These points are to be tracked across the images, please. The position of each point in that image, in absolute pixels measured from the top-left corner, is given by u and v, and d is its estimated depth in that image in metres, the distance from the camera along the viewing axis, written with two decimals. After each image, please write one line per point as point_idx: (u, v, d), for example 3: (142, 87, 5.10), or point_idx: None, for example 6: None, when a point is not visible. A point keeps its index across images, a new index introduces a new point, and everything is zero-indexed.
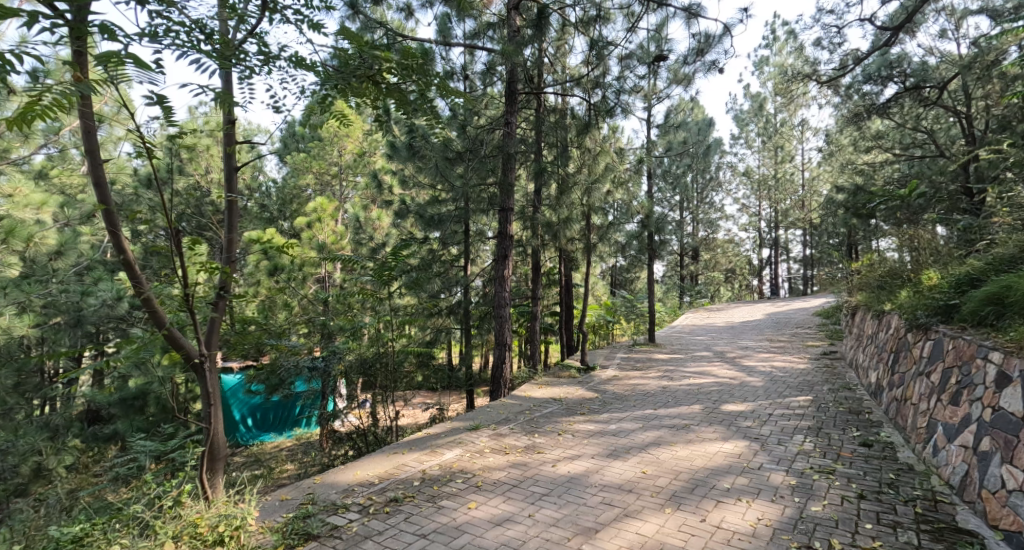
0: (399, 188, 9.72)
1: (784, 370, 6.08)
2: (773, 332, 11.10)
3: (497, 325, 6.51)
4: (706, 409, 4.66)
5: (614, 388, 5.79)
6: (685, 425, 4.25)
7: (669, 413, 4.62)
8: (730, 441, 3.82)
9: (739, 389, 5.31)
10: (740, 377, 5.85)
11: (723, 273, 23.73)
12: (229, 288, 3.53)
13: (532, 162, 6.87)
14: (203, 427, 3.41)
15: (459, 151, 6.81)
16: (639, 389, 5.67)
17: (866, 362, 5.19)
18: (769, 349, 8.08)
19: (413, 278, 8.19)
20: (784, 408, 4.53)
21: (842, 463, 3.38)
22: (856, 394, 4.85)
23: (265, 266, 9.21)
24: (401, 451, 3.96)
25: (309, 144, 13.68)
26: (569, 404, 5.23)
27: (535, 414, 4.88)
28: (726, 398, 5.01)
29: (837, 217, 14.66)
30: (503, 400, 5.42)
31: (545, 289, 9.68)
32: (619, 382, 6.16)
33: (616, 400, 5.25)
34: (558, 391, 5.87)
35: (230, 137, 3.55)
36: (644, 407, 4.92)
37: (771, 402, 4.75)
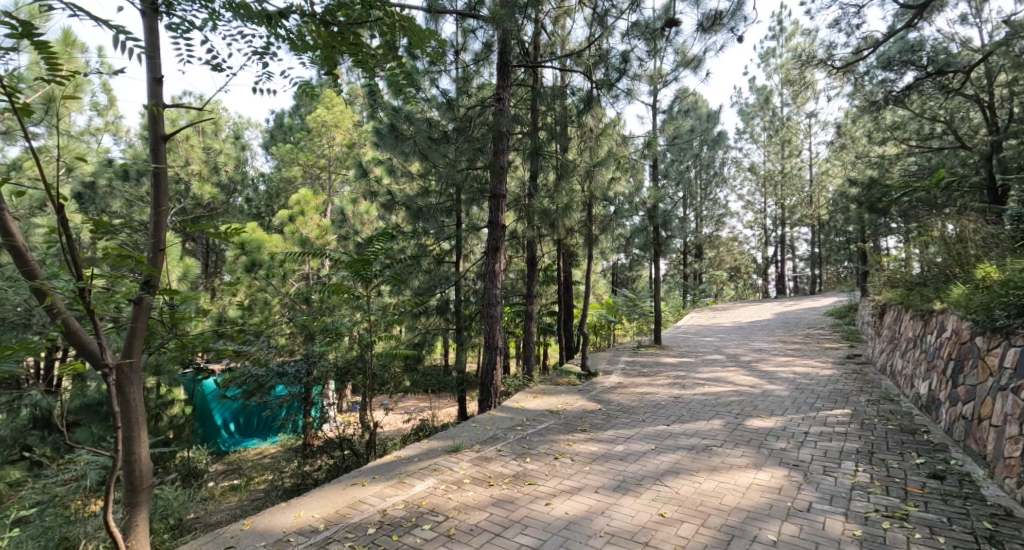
0: (387, 178, 9.12)
1: (807, 376, 5.46)
2: (785, 332, 10.47)
3: (487, 327, 5.91)
4: (728, 425, 4.04)
5: (618, 398, 5.17)
6: (703, 446, 3.63)
7: (682, 430, 4.00)
8: (765, 470, 3.21)
9: (760, 400, 4.69)
10: (761, 384, 5.23)
11: (726, 271, 23.13)
12: (156, 283, 2.93)
13: (528, 144, 6.24)
14: (123, 454, 2.85)
15: (446, 132, 6.17)
16: (647, 398, 5.06)
17: (909, 369, 4.59)
18: (786, 352, 7.43)
19: (399, 272, 7.58)
20: (820, 425, 3.93)
21: (915, 505, 2.78)
22: (901, 407, 4.26)
23: (242, 262, 8.58)
24: (362, 482, 3.35)
25: (297, 135, 13.09)
26: (568, 417, 4.61)
27: (528, 430, 4.26)
28: (747, 410, 4.39)
29: (848, 212, 14.05)
30: (493, 412, 4.81)
31: (543, 287, 9.05)
32: (624, 390, 5.54)
33: (621, 413, 4.63)
34: (555, 401, 5.25)
35: (156, 96, 2.93)
36: (654, 421, 4.30)
37: (802, 417, 4.13)
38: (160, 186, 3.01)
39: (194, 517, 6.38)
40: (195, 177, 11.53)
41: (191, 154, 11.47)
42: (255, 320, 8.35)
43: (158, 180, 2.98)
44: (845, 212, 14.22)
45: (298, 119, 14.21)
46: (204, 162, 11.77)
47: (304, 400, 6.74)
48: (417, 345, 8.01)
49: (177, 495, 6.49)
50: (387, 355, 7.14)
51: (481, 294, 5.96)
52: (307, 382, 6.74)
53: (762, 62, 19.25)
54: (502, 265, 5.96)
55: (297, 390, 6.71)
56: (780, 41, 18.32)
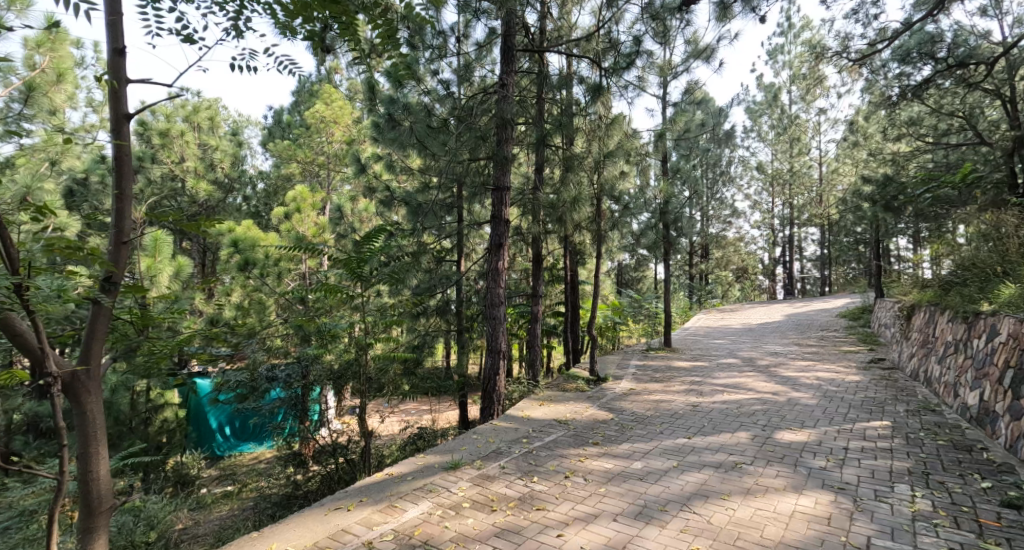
0: (386, 174, 8.82)
1: (833, 382, 5.12)
2: (798, 335, 10.10)
3: (489, 330, 5.58)
4: (754, 440, 3.71)
5: (632, 407, 4.82)
6: (731, 465, 3.33)
7: (704, 444, 3.69)
8: (806, 497, 2.89)
9: (787, 409, 4.36)
10: (784, 391, 4.89)
11: (733, 272, 22.71)
12: (118, 281, 2.63)
13: (534, 133, 5.87)
14: (79, 474, 2.55)
15: (446, 121, 5.83)
16: (662, 407, 4.73)
17: (954, 378, 4.28)
18: (804, 356, 7.07)
19: (397, 270, 7.28)
20: (860, 440, 3.65)
21: (994, 542, 2.48)
22: (948, 421, 3.95)
23: (235, 261, 8.26)
24: (347, 507, 3.03)
25: (295, 131, 12.81)
26: (578, 428, 4.28)
27: (534, 444, 3.93)
28: (774, 422, 4.06)
29: (861, 211, 13.69)
30: (497, 423, 4.50)
31: (548, 287, 8.71)
32: (636, 397, 5.21)
33: (636, 423, 4.31)
34: (563, 410, 4.92)
35: (117, 69, 2.61)
36: (673, 433, 3.98)
37: (838, 430, 3.84)
38: (123, 168, 2.69)
39: (181, 529, 6.06)
40: (190, 175, 11.27)
41: (187, 150, 11.25)
42: (249, 321, 8.07)
43: (122, 161, 2.67)
44: (857, 211, 13.83)
45: (297, 115, 13.95)
46: (199, 159, 11.52)
47: (303, 403, 6.36)
48: (417, 347, 7.71)
49: (163, 505, 6.17)
50: (386, 358, 6.81)
51: (484, 294, 5.63)
52: (307, 384, 6.37)
53: (770, 59, 18.97)
54: (506, 263, 5.64)
55: (297, 391, 6.34)
56: (788, 38, 18.02)
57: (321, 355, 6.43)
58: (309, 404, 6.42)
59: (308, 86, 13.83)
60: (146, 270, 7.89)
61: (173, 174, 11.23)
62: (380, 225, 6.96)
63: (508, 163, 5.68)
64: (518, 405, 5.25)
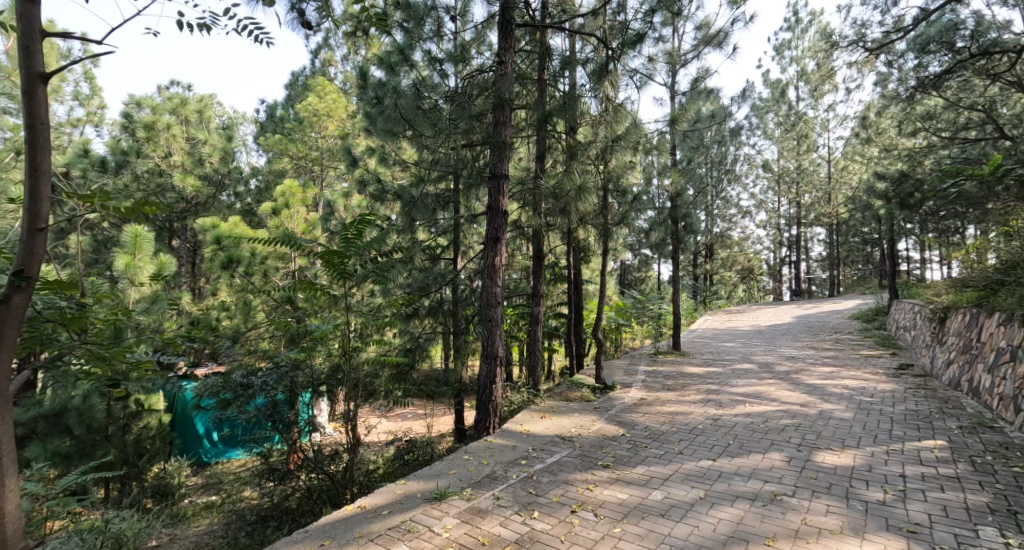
0: (378, 168, 8.41)
1: (863, 393, 4.76)
2: (811, 338, 9.64)
3: (485, 331, 5.14)
4: (791, 467, 3.44)
5: (645, 420, 4.49)
6: (769, 497, 3.08)
7: (731, 470, 3.42)
8: (868, 542, 2.63)
9: (822, 425, 4.09)
10: (814, 405, 4.56)
11: (737, 272, 22.21)
12: (28, 276, 2.55)
13: (534, 115, 5.40)
14: None
15: (435, 104, 5.39)
16: (678, 420, 4.40)
17: (1015, 392, 3.93)
18: (823, 360, 6.66)
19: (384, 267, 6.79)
20: (918, 465, 3.39)
21: None
22: (1013, 440, 3.64)
23: (217, 258, 7.85)
24: None
25: (288, 125, 12.39)
26: (585, 446, 3.98)
27: (534, 467, 3.63)
28: (807, 441, 3.81)
29: (873, 209, 13.23)
30: (492, 440, 4.21)
31: (551, 286, 8.20)
32: (648, 408, 4.85)
33: (651, 439, 4.01)
34: (567, 422, 4.59)
35: (28, 18, 2.49)
36: (694, 454, 3.70)
37: (888, 453, 3.59)
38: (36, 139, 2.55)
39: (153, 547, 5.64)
40: (177, 169, 10.84)
41: (174, 145, 10.85)
42: (235, 322, 7.68)
43: (34, 131, 2.54)
44: (870, 209, 13.36)
45: (290, 110, 13.53)
46: (186, 153, 11.10)
47: (287, 414, 5.70)
48: (409, 351, 7.13)
49: (135, 521, 5.76)
50: (375, 362, 6.31)
51: (480, 294, 5.19)
52: (292, 389, 5.75)
53: (776, 54, 18.54)
54: (504, 259, 5.21)
55: (278, 400, 5.65)
56: (795, 32, 17.58)
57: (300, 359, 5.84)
58: (293, 415, 5.75)
59: (301, 78, 13.40)
60: (125, 268, 7.51)
61: (158, 168, 10.81)
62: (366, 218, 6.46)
63: (506, 151, 5.26)
64: (517, 417, 4.89)
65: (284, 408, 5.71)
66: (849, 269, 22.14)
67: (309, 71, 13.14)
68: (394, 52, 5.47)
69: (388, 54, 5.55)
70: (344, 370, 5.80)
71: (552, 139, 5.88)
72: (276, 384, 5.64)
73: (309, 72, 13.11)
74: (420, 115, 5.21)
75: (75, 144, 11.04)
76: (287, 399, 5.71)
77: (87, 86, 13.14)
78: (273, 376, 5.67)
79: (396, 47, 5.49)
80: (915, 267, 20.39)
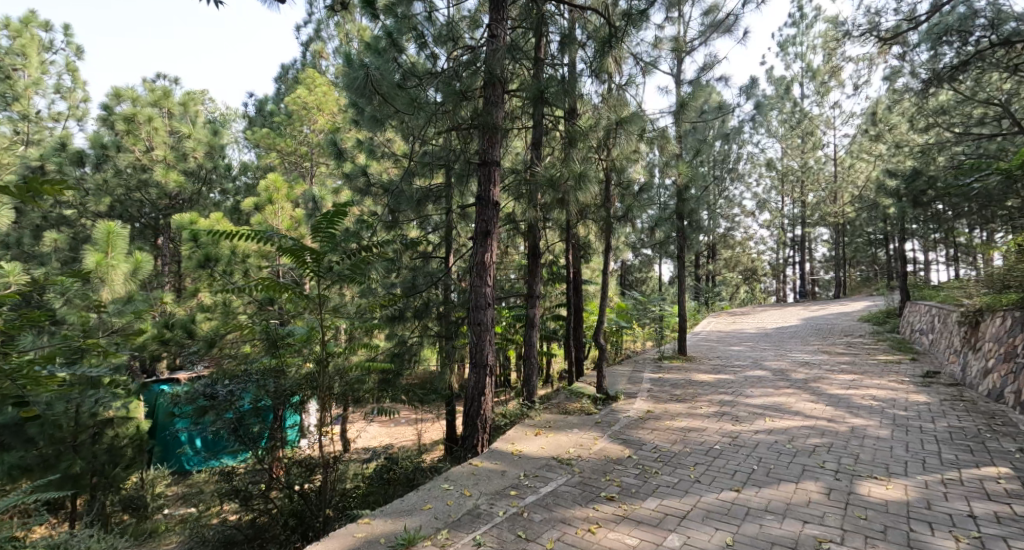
0: (366, 161, 8.00)
1: (895, 411, 4.45)
2: (822, 342, 9.25)
3: (473, 336, 4.70)
4: (824, 504, 3.16)
5: (655, 439, 4.18)
6: (812, 543, 2.80)
7: (761, 505, 3.16)
8: None
9: (857, 447, 3.87)
10: (843, 420, 4.34)
11: (740, 273, 21.75)
12: None
13: (524, 93, 4.99)
14: None
15: (416, 85, 4.94)
16: (691, 438, 4.15)
17: None
18: (840, 366, 6.28)
19: (357, 264, 6.22)
20: (985, 502, 3.12)
21: None
22: None
23: (195, 257, 7.42)
24: None
25: (277, 119, 11.97)
26: (587, 473, 3.69)
27: (526, 503, 3.32)
28: (845, 467, 3.59)
29: (883, 208, 12.79)
30: (478, 463, 3.94)
31: (549, 287, 7.81)
32: (657, 424, 4.51)
33: (661, 464, 3.76)
34: (565, 440, 4.29)
35: None
36: (712, 484, 3.43)
37: (944, 485, 3.32)
38: None
39: None
40: (159, 164, 10.35)
41: (156, 138, 10.41)
42: (215, 324, 7.25)
43: None
44: (880, 209, 12.93)
45: (280, 104, 13.10)
46: (170, 147, 10.62)
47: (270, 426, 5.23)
48: (396, 356, 6.65)
49: (97, 540, 5.32)
50: (361, 367, 5.90)
51: (468, 295, 4.76)
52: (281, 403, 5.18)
53: (781, 50, 18.09)
54: (495, 255, 4.77)
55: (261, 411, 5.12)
56: (800, 28, 17.13)
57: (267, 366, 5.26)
58: (261, 428, 5.09)
59: (292, 71, 12.94)
60: (95, 267, 7.04)
61: (140, 163, 10.35)
62: (343, 211, 6.03)
63: (496, 133, 4.85)
64: (506, 434, 4.56)
65: (251, 420, 5.07)
66: (854, 271, 21.72)
67: (300, 65, 12.70)
68: (382, 37, 4.75)
69: (376, 41, 4.85)
70: (314, 379, 5.18)
71: (549, 125, 5.50)
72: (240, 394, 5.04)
73: (300, 66, 12.67)
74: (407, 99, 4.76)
75: (53, 137, 10.55)
76: (253, 410, 5.09)
77: (69, 78, 12.67)
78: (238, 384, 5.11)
79: (384, 32, 4.80)
80: (922, 268, 19.99)
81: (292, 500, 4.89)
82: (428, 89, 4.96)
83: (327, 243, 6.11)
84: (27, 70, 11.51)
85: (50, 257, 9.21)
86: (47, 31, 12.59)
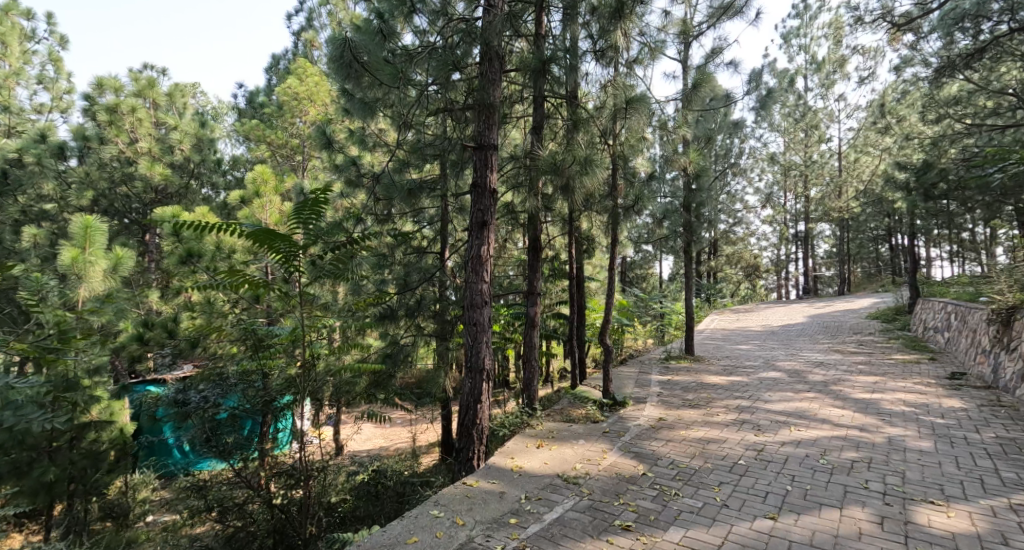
0: (356, 151, 7.63)
1: (936, 423, 4.26)
2: (831, 340, 8.97)
3: (467, 337, 4.37)
4: (876, 536, 2.91)
5: (675, 453, 3.95)
6: None
7: (804, 539, 2.90)
8: None
9: (901, 463, 3.66)
10: (884, 432, 4.14)
11: (741, 270, 21.43)
12: None
13: (523, 68, 4.64)
14: None
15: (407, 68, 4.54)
16: (711, 453, 3.92)
17: None
18: (858, 367, 6.01)
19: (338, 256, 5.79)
20: None
21: None
22: None
23: (176, 253, 7.07)
24: None
25: (267, 111, 11.60)
26: (600, 495, 3.43)
27: (531, 533, 3.05)
28: (892, 488, 3.35)
29: (891, 203, 12.47)
30: (475, 483, 3.66)
31: (550, 283, 7.51)
32: (674, 435, 4.27)
33: (681, 483, 3.51)
34: (571, 454, 4.04)
35: None
36: (741, 510, 3.18)
37: (1012, 511, 3.09)
38: None
39: None
40: (143, 157, 9.96)
41: (141, 129, 10.01)
42: (200, 324, 6.93)
43: None
44: (888, 203, 12.63)
45: (271, 95, 12.71)
46: (155, 139, 10.25)
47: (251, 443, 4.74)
48: (388, 357, 6.27)
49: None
50: (354, 367, 5.57)
51: (463, 292, 4.43)
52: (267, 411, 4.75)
53: (783, 42, 17.71)
54: (492, 248, 4.44)
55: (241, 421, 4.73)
56: (804, 19, 16.75)
57: (246, 369, 4.84)
58: (233, 441, 4.64)
59: (283, 62, 12.55)
60: (72, 265, 6.68)
61: (124, 155, 9.98)
62: (324, 200, 5.65)
63: (493, 114, 4.50)
64: (505, 446, 4.30)
65: (224, 431, 4.63)
66: (856, 267, 21.45)
67: (291, 55, 12.31)
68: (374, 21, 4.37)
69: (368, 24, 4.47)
70: (299, 381, 4.70)
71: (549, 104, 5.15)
72: (216, 401, 4.63)
73: (291, 56, 12.27)
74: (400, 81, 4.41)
75: (34, 128, 10.16)
76: (230, 419, 4.68)
77: (53, 68, 12.25)
78: (216, 389, 4.72)
79: (376, 15, 4.45)
80: (927, 265, 19.71)
81: (270, 516, 4.41)
82: (418, 70, 4.58)
83: (308, 235, 5.79)
84: (6, 59, 11.07)
85: (29, 253, 8.83)
86: (29, 20, 12.17)
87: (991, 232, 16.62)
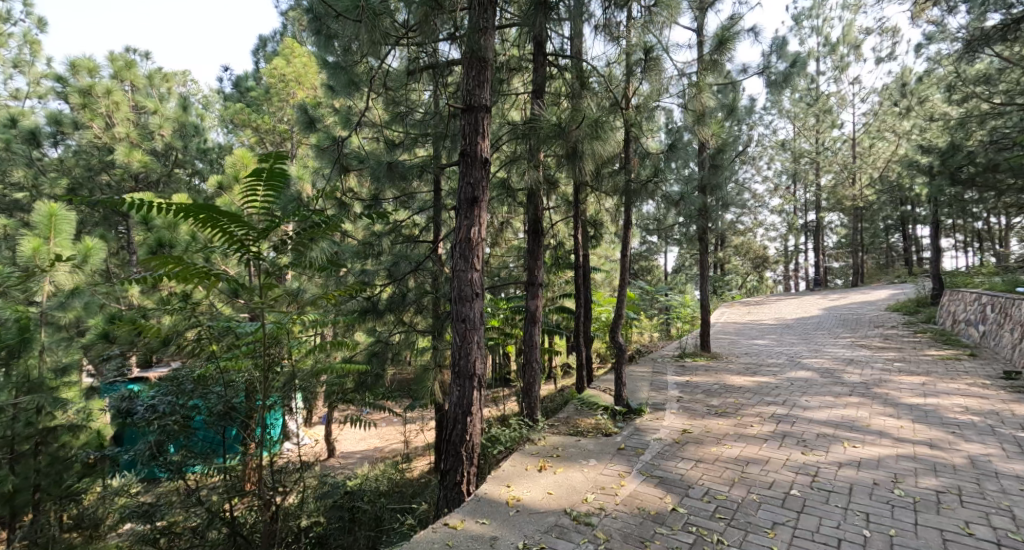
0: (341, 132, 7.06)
1: (1012, 437, 3.77)
2: (852, 334, 8.41)
3: (457, 335, 3.82)
4: None
5: (706, 480, 3.43)
6: None
7: None
8: None
9: (999, 495, 3.15)
10: (963, 452, 3.64)
11: (749, 261, 20.80)
12: None
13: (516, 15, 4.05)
14: None
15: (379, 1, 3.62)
16: (751, 480, 3.40)
17: None
18: (896, 366, 5.50)
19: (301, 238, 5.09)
20: None
21: None
22: None
23: (148, 243, 6.51)
24: None
25: (253, 95, 10.99)
26: (625, 539, 2.90)
27: None
28: (1006, 536, 2.82)
29: (911, 189, 11.87)
30: (459, 524, 3.11)
31: (555, 275, 6.99)
32: (710, 455, 3.76)
33: (725, 525, 2.99)
34: (581, 480, 3.51)
35: None
36: None
37: None
38: None
39: None
40: (121, 143, 9.38)
41: (118, 113, 9.40)
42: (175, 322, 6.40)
43: None
44: (907, 189, 12.02)
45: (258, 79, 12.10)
46: (133, 125, 9.65)
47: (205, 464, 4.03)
48: (374, 356, 5.70)
49: None
50: (336, 366, 5.04)
51: (451, 283, 3.87)
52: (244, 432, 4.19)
53: (794, 24, 16.99)
54: (483, 231, 3.88)
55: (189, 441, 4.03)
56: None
57: (208, 372, 4.25)
58: (181, 459, 3.97)
59: (270, 44, 11.94)
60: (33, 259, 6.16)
61: (100, 141, 9.38)
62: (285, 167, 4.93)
63: (485, 70, 3.94)
64: (499, 469, 3.76)
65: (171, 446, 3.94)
66: (867, 258, 20.83)
67: (279, 36, 11.69)
68: None
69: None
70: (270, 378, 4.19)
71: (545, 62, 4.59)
72: (166, 411, 3.92)
73: (279, 38, 11.65)
74: (369, 12, 3.49)
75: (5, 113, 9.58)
76: (183, 436, 3.97)
77: (29, 51, 11.64)
78: (168, 396, 4.02)
79: None
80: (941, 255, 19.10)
81: (232, 544, 3.88)
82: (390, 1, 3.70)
83: (272, 213, 5.08)
84: None
85: None
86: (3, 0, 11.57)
87: (1010, 221, 16.02)
